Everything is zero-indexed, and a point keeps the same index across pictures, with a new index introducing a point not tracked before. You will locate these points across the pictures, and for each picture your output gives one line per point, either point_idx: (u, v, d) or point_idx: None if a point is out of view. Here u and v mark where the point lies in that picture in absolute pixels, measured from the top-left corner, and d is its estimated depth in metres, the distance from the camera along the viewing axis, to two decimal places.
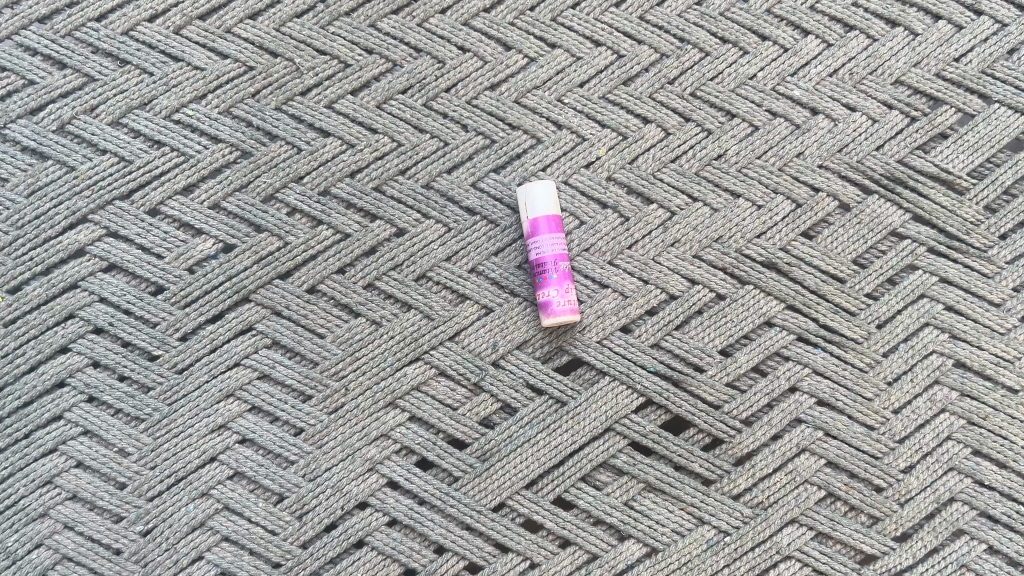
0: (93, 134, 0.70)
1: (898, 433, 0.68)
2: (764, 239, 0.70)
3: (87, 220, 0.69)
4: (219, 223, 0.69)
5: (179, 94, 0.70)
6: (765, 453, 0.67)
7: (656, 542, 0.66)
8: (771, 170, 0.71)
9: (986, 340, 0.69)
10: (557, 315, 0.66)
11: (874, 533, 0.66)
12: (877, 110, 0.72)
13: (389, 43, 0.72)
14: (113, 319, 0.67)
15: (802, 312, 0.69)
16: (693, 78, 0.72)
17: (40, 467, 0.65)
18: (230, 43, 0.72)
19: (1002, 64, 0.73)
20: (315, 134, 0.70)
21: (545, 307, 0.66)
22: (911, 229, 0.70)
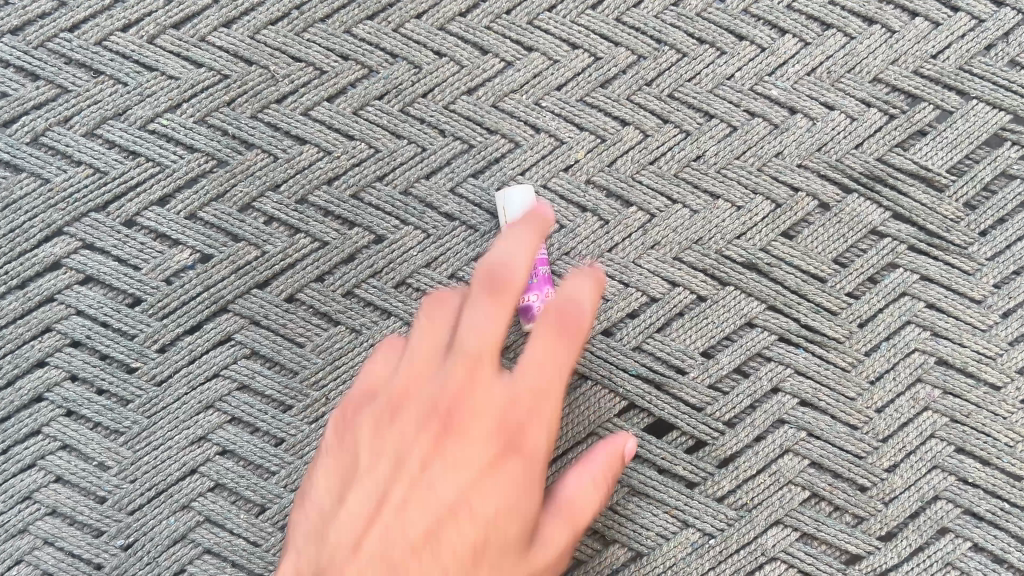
0: (68, 145, 0.69)
1: (881, 432, 0.67)
2: (744, 240, 0.70)
3: (63, 232, 0.68)
4: (196, 233, 0.68)
5: (153, 104, 0.70)
6: (748, 455, 0.67)
7: (639, 546, 0.66)
8: (750, 170, 0.71)
9: (968, 337, 0.69)
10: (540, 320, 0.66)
11: (858, 533, 0.66)
12: (855, 108, 0.72)
13: (364, 49, 0.72)
14: (90, 331, 0.67)
15: (783, 312, 0.69)
16: (671, 79, 0.72)
17: (19, 482, 0.65)
18: (204, 52, 0.71)
19: (979, 60, 0.73)
20: (291, 142, 0.70)
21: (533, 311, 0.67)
22: (891, 227, 0.70)
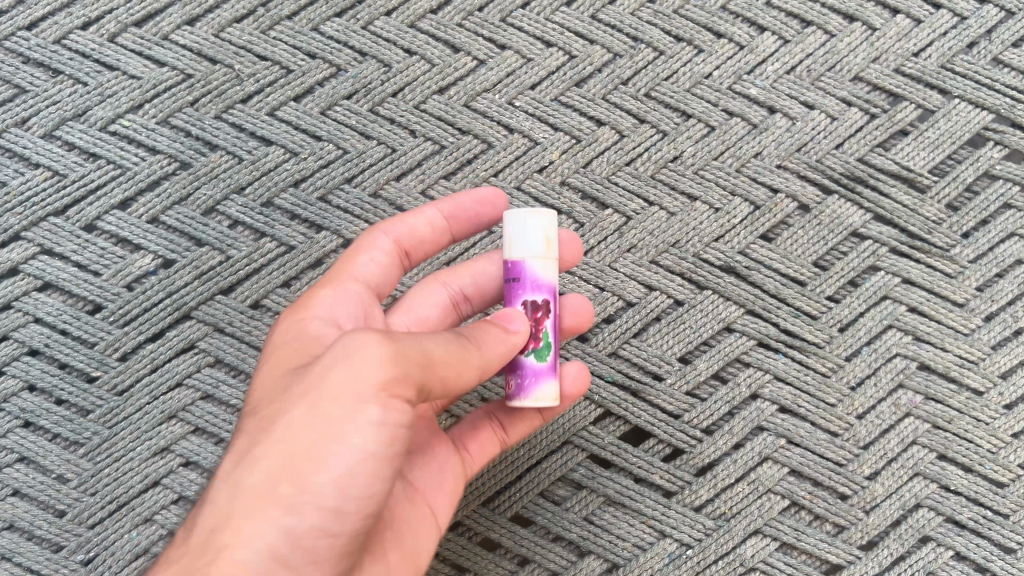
0: (25, 147, 0.67)
1: (862, 439, 0.66)
2: (722, 243, 0.68)
3: (20, 237, 0.66)
4: (158, 238, 0.67)
5: (114, 104, 0.68)
6: (726, 463, 0.66)
7: (616, 557, 0.64)
8: (728, 171, 0.69)
9: (950, 341, 0.67)
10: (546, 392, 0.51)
11: (839, 542, 0.65)
12: (835, 107, 0.70)
13: (332, 47, 0.70)
14: (49, 339, 0.65)
15: (762, 316, 0.67)
16: (647, 78, 0.70)
17: None
18: (167, 50, 0.69)
19: (961, 58, 0.71)
20: (256, 143, 0.68)
21: (507, 372, 0.52)
22: (872, 229, 0.69)
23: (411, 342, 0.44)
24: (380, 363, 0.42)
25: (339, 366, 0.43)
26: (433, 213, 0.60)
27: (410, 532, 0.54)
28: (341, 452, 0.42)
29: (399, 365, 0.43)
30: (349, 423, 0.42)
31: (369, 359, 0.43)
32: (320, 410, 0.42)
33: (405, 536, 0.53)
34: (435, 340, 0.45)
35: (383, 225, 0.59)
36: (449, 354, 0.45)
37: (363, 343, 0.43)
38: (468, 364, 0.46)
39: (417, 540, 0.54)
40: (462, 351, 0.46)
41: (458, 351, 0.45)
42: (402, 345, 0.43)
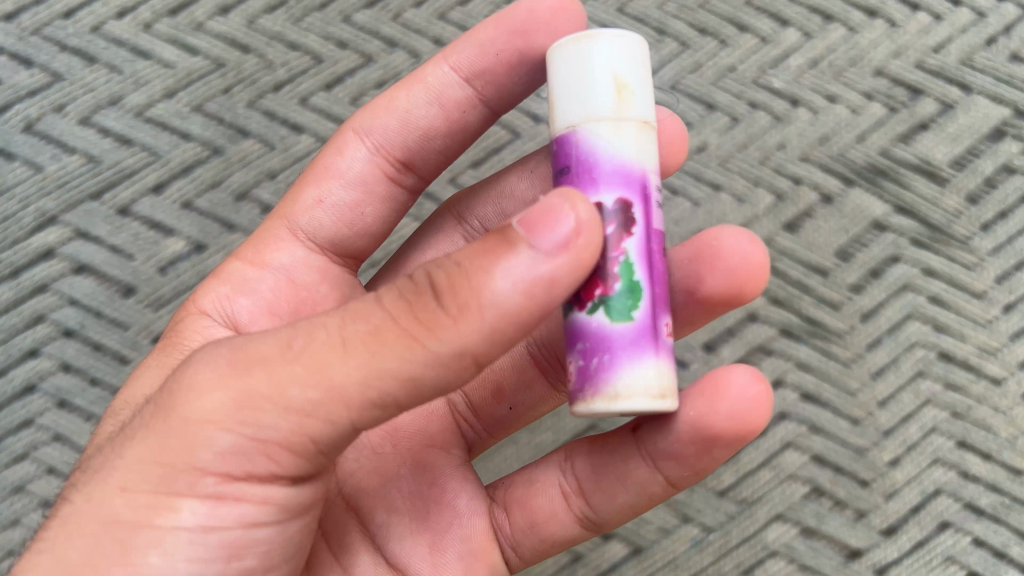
0: (62, 133, 0.68)
1: (883, 426, 0.67)
2: (746, 233, 0.69)
3: (56, 221, 0.67)
4: (191, 223, 0.68)
5: (149, 91, 0.69)
6: (749, 449, 0.67)
7: (640, 539, 0.65)
8: (752, 163, 0.70)
9: (969, 331, 0.68)
10: (633, 373, 0.37)
11: (860, 527, 0.66)
12: (857, 101, 0.71)
13: (363, 37, 0.70)
14: (83, 321, 0.66)
15: (785, 305, 0.68)
16: (672, 71, 0.71)
17: (11, 473, 0.63)
18: (200, 39, 0.70)
19: (981, 54, 0.73)
20: (288, 131, 0.69)
21: (582, 348, 0.38)
22: (893, 221, 0.70)
23: (261, 384, 0.34)
24: (227, 437, 0.34)
25: (177, 427, 0.35)
26: (432, 96, 0.51)
27: (400, 509, 0.47)
28: (148, 558, 0.35)
29: (232, 420, 0.34)
30: (167, 535, 0.35)
31: (208, 421, 0.34)
32: (142, 498, 0.35)
33: (375, 516, 0.47)
34: (341, 349, 0.33)
35: (363, 126, 0.52)
36: (352, 376, 0.33)
37: (198, 396, 0.35)
38: (379, 381, 0.33)
39: (400, 522, 0.47)
40: (370, 361, 0.33)
41: (360, 365, 0.33)
42: (249, 398, 0.34)
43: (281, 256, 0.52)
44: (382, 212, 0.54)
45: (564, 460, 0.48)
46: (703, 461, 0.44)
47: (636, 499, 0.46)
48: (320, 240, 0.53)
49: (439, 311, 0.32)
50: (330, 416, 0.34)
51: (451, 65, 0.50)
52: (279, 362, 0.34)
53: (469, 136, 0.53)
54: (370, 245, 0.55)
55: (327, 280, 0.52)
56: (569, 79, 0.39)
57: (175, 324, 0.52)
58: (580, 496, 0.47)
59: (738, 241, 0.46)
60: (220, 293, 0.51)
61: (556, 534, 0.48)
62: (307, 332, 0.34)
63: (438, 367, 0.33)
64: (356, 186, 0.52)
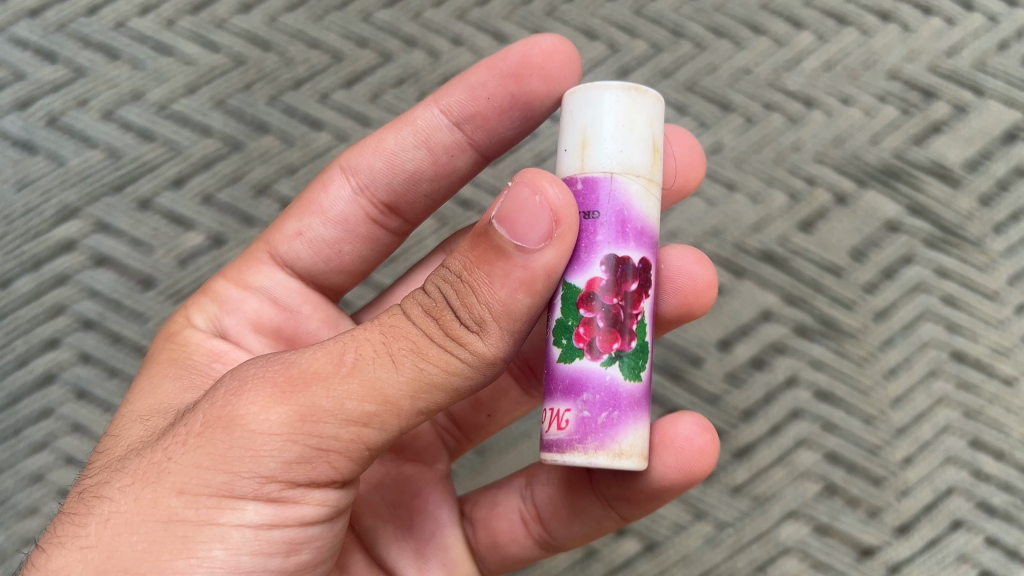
0: (84, 128, 0.69)
1: (896, 425, 0.67)
2: (761, 232, 0.70)
3: (78, 213, 0.68)
4: (211, 217, 0.68)
5: (170, 87, 0.70)
6: (763, 446, 0.67)
7: (654, 535, 0.66)
8: (767, 163, 0.71)
9: (981, 331, 0.69)
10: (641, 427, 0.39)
11: (873, 525, 0.66)
12: (871, 103, 0.72)
13: (382, 36, 0.71)
14: (103, 313, 0.66)
15: (799, 304, 0.69)
16: (689, 72, 0.72)
17: (30, 463, 0.64)
18: (221, 36, 0.71)
19: (994, 59, 0.73)
20: (307, 127, 0.70)
21: (605, 401, 0.38)
22: (906, 222, 0.71)
23: (319, 399, 0.35)
24: (293, 447, 0.35)
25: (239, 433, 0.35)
26: (418, 138, 0.52)
27: (386, 515, 0.48)
28: (213, 552, 0.35)
29: (293, 434, 0.35)
30: (228, 531, 0.35)
31: (270, 433, 0.34)
32: (203, 500, 0.35)
33: (363, 519, 0.47)
34: (391, 362, 0.35)
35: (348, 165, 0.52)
36: (403, 386, 0.35)
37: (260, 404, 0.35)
38: (430, 392, 0.35)
39: (386, 527, 0.47)
40: (419, 373, 0.35)
41: (410, 377, 0.35)
42: (311, 411, 0.35)
43: (261, 278, 0.52)
44: (363, 249, 0.54)
45: (530, 484, 0.50)
46: (651, 504, 0.46)
47: (590, 531, 0.48)
48: (299, 267, 0.53)
49: (466, 326, 0.35)
50: (385, 424, 0.35)
51: (441, 110, 0.51)
52: (331, 378, 0.35)
53: (456, 180, 0.54)
54: (348, 279, 0.55)
55: (311, 304, 0.53)
56: (580, 126, 0.40)
57: (164, 336, 0.49)
58: (538, 523, 0.49)
59: (686, 258, 0.48)
60: (210, 310, 0.51)
61: (514, 555, 0.50)
62: (354, 347, 0.35)
63: (471, 374, 0.36)
64: (337, 223, 0.53)
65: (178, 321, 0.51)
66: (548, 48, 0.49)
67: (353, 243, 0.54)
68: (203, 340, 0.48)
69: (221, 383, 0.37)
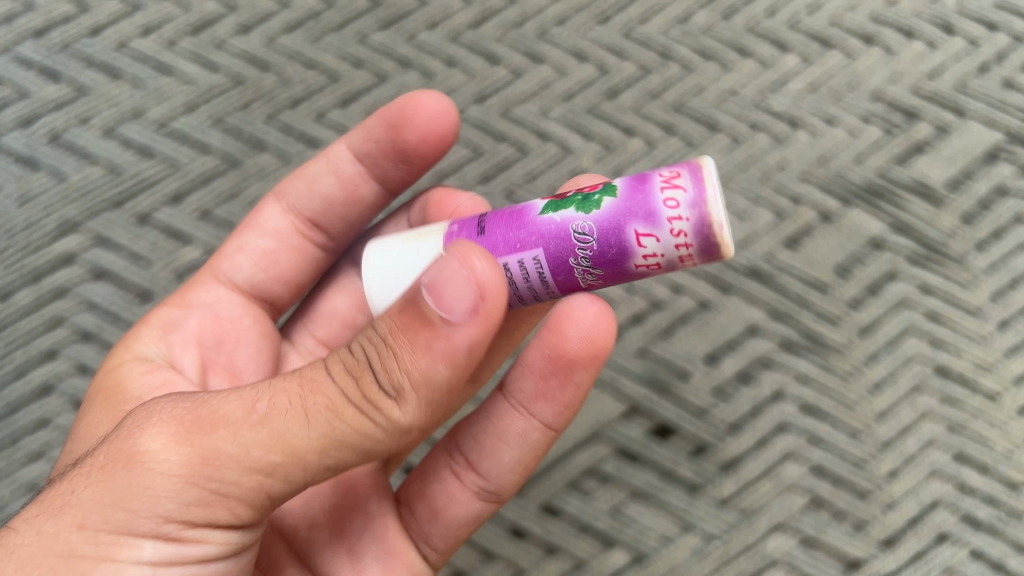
0: (86, 144, 0.71)
1: (881, 439, 0.68)
2: (748, 248, 0.71)
3: (78, 228, 0.70)
4: (208, 231, 0.70)
5: (171, 106, 0.72)
6: (750, 459, 0.68)
7: (643, 547, 0.66)
8: (753, 182, 0.72)
9: (964, 346, 0.70)
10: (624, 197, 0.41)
11: (859, 538, 0.67)
12: (855, 124, 0.74)
13: (378, 57, 0.73)
14: (101, 325, 0.68)
15: (784, 320, 0.70)
16: (676, 93, 0.74)
17: (26, 472, 0.65)
18: (221, 57, 0.73)
19: (975, 81, 0.75)
20: (304, 145, 0.71)
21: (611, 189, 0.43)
22: (890, 240, 0.72)
23: (223, 443, 0.36)
24: (192, 493, 0.36)
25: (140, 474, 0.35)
26: (332, 167, 0.59)
27: (331, 539, 0.49)
28: None
29: (191, 476, 0.36)
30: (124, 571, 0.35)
31: (173, 476, 0.35)
32: (101, 536, 0.35)
33: (315, 550, 0.49)
34: (304, 417, 0.36)
35: (281, 191, 0.59)
36: (313, 441, 0.36)
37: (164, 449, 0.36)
38: (337, 447, 0.37)
39: (332, 550, 0.49)
40: (329, 431, 0.36)
41: (320, 434, 0.36)
42: (212, 454, 0.36)
43: (204, 295, 0.57)
44: (297, 263, 0.60)
45: (447, 448, 0.52)
46: (562, 392, 0.50)
47: (519, 450, 0.51)
48: (238, 281, 0.58)
49: (384, 391, 0.36)
50: (288, 475, 0.37)
51: (349, 145, 0.58)
52: (239, 423, 0.36)
53: (368, 210, 0.60)
54: (285, 295, 0.60)
55: (251, 314, 0.58)
56: (411, 262, 0.44)
57: (105, 370, 0.51)
58: (471, 471, 0.51)
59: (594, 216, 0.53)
60: (152, 335, 0.53)
61: (462, 513, 0.51)
62: (269, 397, 0.37)
63: (381, 437, 0.37)
64: (273, 236, 0.59)
65: (118, 354, 0.51)
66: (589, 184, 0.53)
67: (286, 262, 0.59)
68: (140, 374, 0.49)
69: (132, 419, 0.37)
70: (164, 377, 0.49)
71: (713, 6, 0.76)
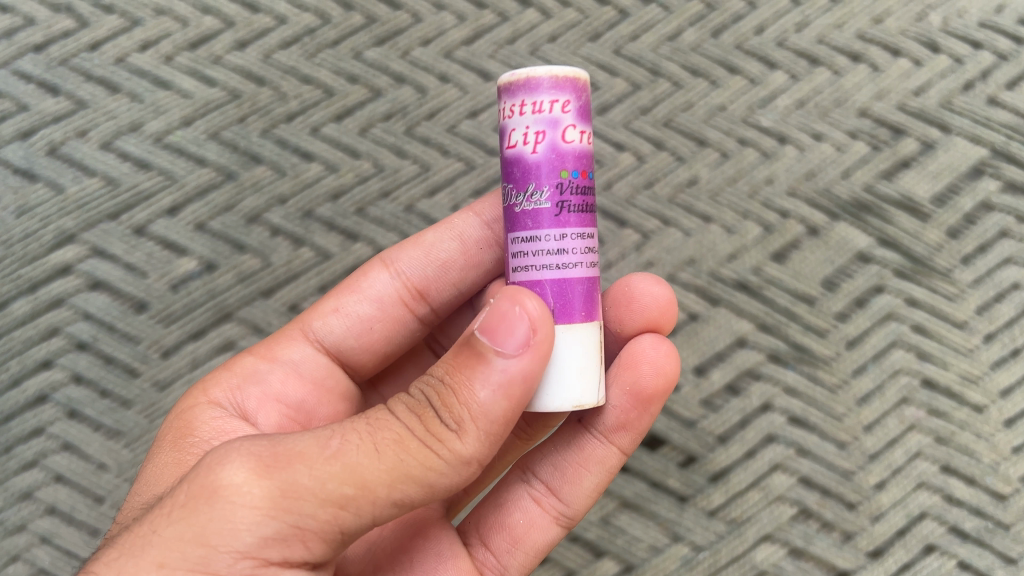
0: (83, 156, 0.72)
1: (869, 450, 0.69)
2: (736, 261, 0.72)
3: (74, 239, 0.71)
4: (204, 243, 0.71)
5: (168, 118, 0.73)
6: (739, 470, 0.68)
7: (632, 557, 0.67)
8: (742, 196, 0.73)
9: (951, 359, 0.71)
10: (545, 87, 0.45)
11: (846, 549, 0.67)
12: (842, 139, 0.75)
13: (371, 72, 0.74)
14: (96, 335, 0.69)
15: (772, 332, 0.71)
16: (666, 108, 0.75)
17: (20, 480, 0.66)
18: (218, 71, 0.74)
19: (959, 98, 0.76)
20: (299, 159, 0.72)
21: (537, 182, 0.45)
22: (877, 253, 0.73)
23: (300, 476, 0.35)
24: (268, 526, 0.35)
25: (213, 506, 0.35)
26: (456, 234, 0.58)
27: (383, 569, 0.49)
28: None
29: (275, 509, 0.35)
30: None
31: (249, 508, 0.35)
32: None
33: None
34: (375, 450, 0.36)
35: (391, 257, 0.58)
36: (382, 474, 0.36)
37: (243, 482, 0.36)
38: (403, 483, 0.36)
39: None
40: (398, 463, 0.36)
41: (388, 466, 0.36)
42: (292, 488, 0.35)
43: (292, 351, 0.56)
44: (391, 330, 0.58)
45: (525, 474, 0.55)
46: (640, 421, 0.54)
47: (599, 477, 0.54)
48: (329, 341, 0.57)
49: (445, 426, 0.37)
50: (360, 509, 0.36)
51: (478, 213, 0.59)
52: (313, 458, 0.36)
53: (478, 281, 0.60)
54: (374, 360, 0.59)
55: (333, 376, 0.56)
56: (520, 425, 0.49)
57: (178, 413, 0.52)
58: (551, 495, 0.54)
59: (648, 281, 0.55)
60: (231, 384, 0.53)
61: (539, 539, 0.54)
62: (341, 434, 0.37)
63: (447, 471, 0.37)
64: (374, 302, 0.57)
65: (194, 395, 0.53)
66: (644, 290, 0.54)
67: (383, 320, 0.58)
68: (213, 419, 0.50)
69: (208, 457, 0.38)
70: (234, 428, 0.50)
71: (702, 23, 0.77)
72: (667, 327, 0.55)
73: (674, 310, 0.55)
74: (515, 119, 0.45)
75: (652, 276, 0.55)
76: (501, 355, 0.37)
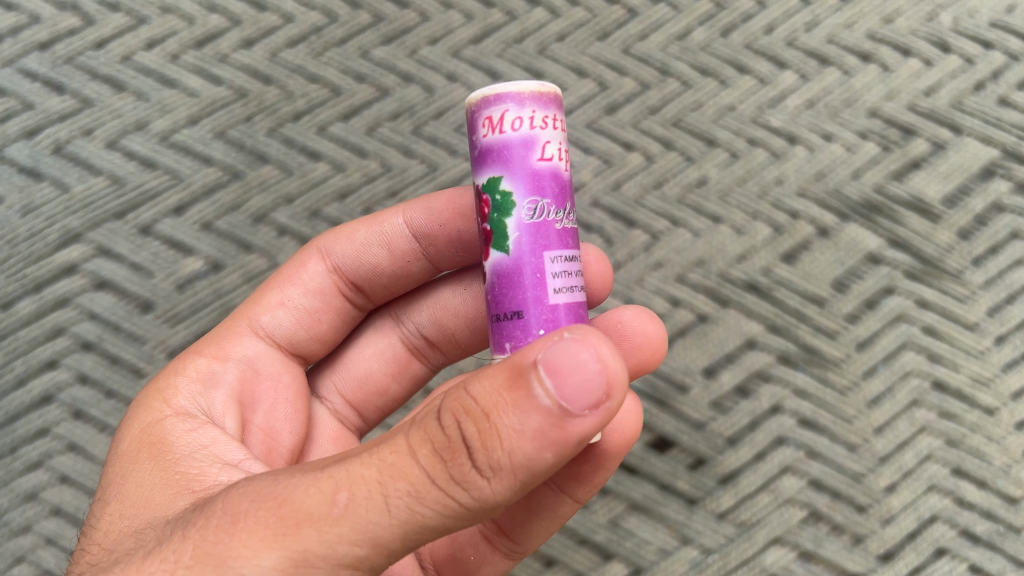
0: (89, 155, 0.71)
1: (879, 452, 0.68)
2: (745, 262, 0.72)
3: (80, 238, 0.70)
4: (210, 243, 0.71)
5: (174, 117, 0.72)
6: (748, 472, 0.68)
7: (640, 560, 0.66)
8: (752, 196, 0.73)
9: (962, 361, 0.70)
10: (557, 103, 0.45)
11: (857, 552, 0.67)
12: (852, 139, 0.74)
13: (380, 71, 0.73)
14: (101, 335, 0.69)
15: (782, 333, 0.70)
16: (675, 108, 0.74)
17: (25, 481, 0.66)
18: (224, 70, 0.73)
19: (970, 99, 0.75)
20: (305, 158, 0.72)
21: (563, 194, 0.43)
22: (888, 255, 0.72)
23: (311, 543, 0.32)
24: None
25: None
26: (384, 236, 0.58)
27: None
28: None
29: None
30: None
31: None
32: None
33: None
34: (388, 505, 0.33)
35: (326, 248, 0.58)
36: (395, 529, 0.33)
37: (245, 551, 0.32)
38: (419, 534, 0.33)
39: None
40: (413, 517, 0.33)
41: (403, 521, 0.33)
42: (302, 557, 0.32)
43: (243, 348, 0.54)
44: (335, 323, 0.59)
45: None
46: (596, 477, 0.52)
47: (550, 524, 0.53)
48: (278, 336, 0.56)
49: (473, 474, 0.33)
50: (373, 564, 0.34)
51: (409, 217, 0.58)
52: (322, 520, 0.32)
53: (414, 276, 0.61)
54: (322, 350, 0.59)
55: (290, 371, 0.55)
56: None
57: (141, 425, 0.46)
58: (502, 537, 0.54)
59: (639, 320, 0.54)
60: (191, 391, 0.49)
61: (491, 571, 0.55)
62: (350, 485, 0.33)
63: (469, 516, 0.34)
64: (315, 294, 0.57)
65: (155, 408, 0.47)
66: (637, 328, 0.53)
67: (325, 312, 0.58)
68: (185, 432, 0.45)
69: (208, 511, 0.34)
70: (209, 437, 0.45)
71: (711, 23, 0.76)
72: (651, 366, 0.54)
73: (663, 349, 0.55)
74: (548, 130, 0.43)
75: (644, 313, 0.54)
76: (538, 394, 0.32)
